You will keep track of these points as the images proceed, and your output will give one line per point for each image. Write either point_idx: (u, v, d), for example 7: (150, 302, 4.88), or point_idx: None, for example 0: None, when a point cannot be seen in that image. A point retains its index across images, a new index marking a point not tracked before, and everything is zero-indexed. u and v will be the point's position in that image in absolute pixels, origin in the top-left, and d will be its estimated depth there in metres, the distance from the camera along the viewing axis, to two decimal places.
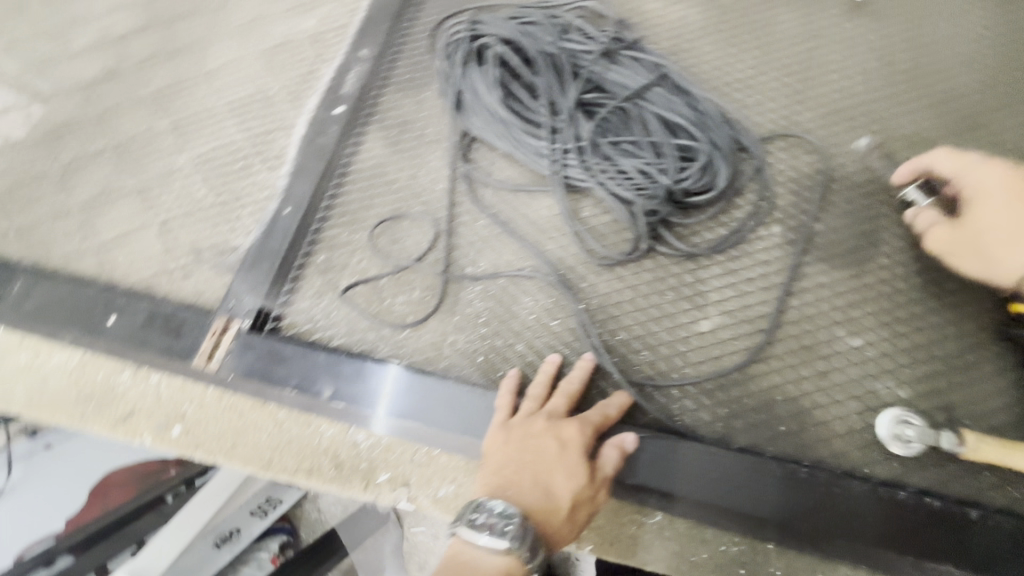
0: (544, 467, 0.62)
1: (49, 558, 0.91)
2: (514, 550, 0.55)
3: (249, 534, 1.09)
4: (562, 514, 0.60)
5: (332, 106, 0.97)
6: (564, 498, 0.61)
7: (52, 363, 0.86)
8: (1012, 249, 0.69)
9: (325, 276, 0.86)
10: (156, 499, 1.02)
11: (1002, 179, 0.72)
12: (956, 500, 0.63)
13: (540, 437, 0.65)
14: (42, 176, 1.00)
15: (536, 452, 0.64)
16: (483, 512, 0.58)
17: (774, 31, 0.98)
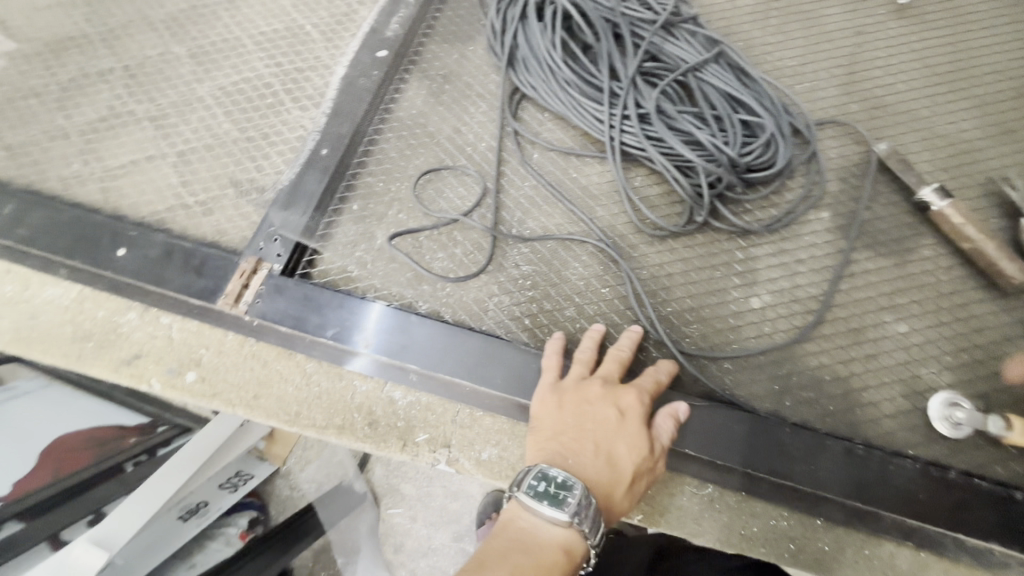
0: (604, 436, 0.59)
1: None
2: (575, 524, 0.52)
3: (217, 507, 1.09)
4: (624, 485, 0.57)
5: (374, 50, 0.92)
6: (626, 469, 0.58)
7: (46, 295, 0.77)
8: None
9: (361, 224, 0.81)
10: (116, 467, 0.95)
11: None
12: (999, 482, 0.65)
13: (597, 404, 0.61)
14: (38, 92, 0.89)
15: (594, 419, 0.60)
16: (545, 479, 0.54)
17: (822, 24, 0.99)
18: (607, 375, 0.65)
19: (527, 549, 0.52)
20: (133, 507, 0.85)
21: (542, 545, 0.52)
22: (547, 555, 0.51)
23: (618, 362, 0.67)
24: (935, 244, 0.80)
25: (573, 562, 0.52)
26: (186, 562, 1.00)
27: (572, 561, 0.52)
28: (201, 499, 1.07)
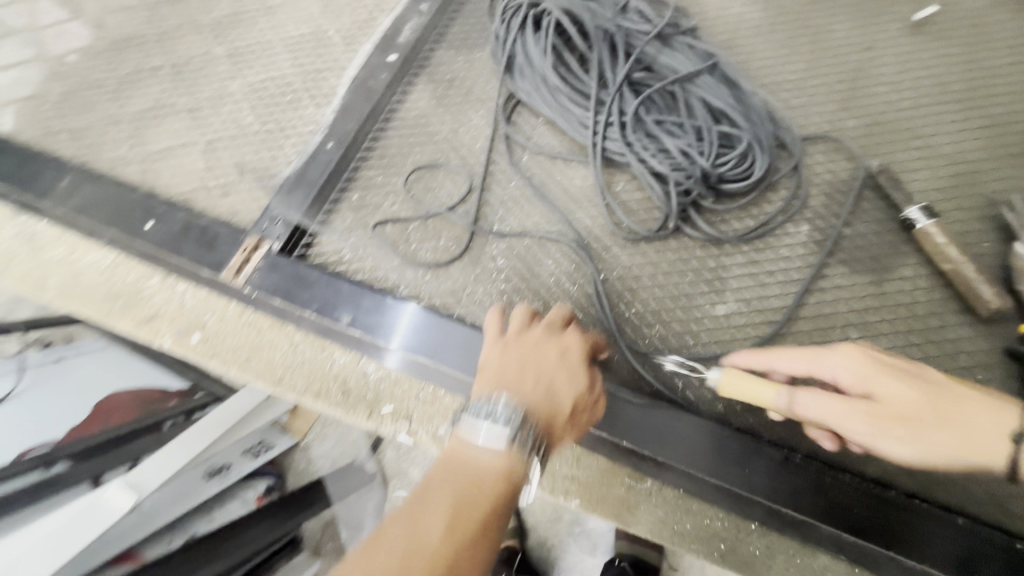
0: (549, 369, 0.58)
1: (49, 462, 0.92)
2: (514, 447, 0.52)
3: (239, 471, 1.17)
4: (566, 416, 0.57)
5: (386, 54, 0.99)
6: (568, 399, 0.58)
7: (88, 259, 0.89)
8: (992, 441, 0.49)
9: (356, 213, 0.88)
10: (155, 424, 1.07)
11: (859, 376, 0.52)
12: (944, 506, 0.64)
13: (542, 340, 0.61)
14: (100, 84, 1.03)
15: (538, 355, 0.59)
16: (485, 411, 0.53)
17: (832, 38, 0.97)
18: (556, 316, 0.64)
19: (466, 476, 0.51)
20: (175, 453, 0.98)
21: (482, 468, 0.51)
22: (487, 477, 0.51)
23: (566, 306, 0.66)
24: (917, 264, 0.78)
25: (517, 482, 0.52)
26: (206, 514, 1.11)
27: (515, 480, 0.52)
28: (223, 462, 1.16)
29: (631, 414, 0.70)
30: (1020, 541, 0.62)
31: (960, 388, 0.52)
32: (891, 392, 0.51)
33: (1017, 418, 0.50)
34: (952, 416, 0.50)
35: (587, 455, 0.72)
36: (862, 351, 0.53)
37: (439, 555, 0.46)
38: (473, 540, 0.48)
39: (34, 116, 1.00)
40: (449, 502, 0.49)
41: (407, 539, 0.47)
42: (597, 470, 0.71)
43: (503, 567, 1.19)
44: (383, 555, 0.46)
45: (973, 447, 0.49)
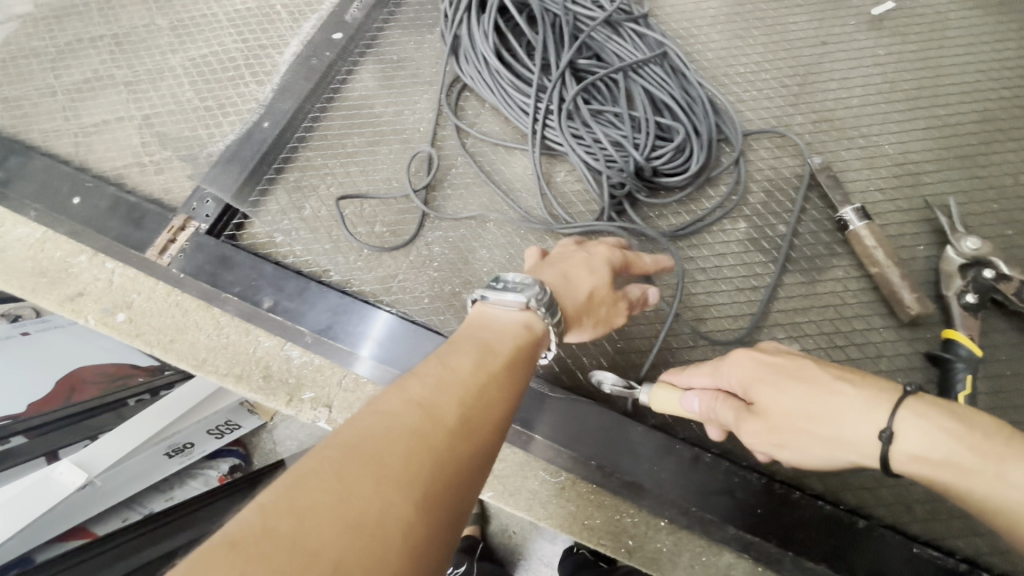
0: (572, 266, 0.63)
1: (5, 435, 0.96)
2: (529, 305, 0.53)
3: (202, 450, 1.18)
4: (576, 300, 0.60)
5: (332, 31, 0.96)
6: (584, 290, 0.61)
7: (15, 234, 0.87)
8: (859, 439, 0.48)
9: (291, 195, 0.86)
10: (119, 401, 1.11)
11: (744, 381, 0.55)
12: (847, 508, 0.65)
13: (570, 250, 0.66)
14: (37, 53, 0.99)
15: (564, 257, 0.65)
16: (505, 278, 0.56)
17: (788, 29, 0.94)
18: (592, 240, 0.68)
19: (488, 330, 0.51)
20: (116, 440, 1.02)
21: (504, 325, 0.52)
22: (510, 330, 0.51)
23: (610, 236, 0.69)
24: (849, 267, 0.78)
25: (537, 338, 0.52)
26: (164, 494, 1.13)
27: (534, 336, 0.53)
28: (189, 440, 1.16)
29: (548, 407, 0.70)
30: (917, 544, 0.63)
31: (839, 382, 0.50)
32: (763, 402, 0.53)
33: (888, 412, 0.47)
34: (819, 416, 0.50)
35: (505, 448, 0.72)
36: (743, 361, 0.56)
37: (473, 380, 0.44)
38: (504, 375, 0.46)
39: None
40: (476, 346, 0.48)
41: (438, 371, 0.43)
42: (513, 463, 0.72)
43: (465, 557, 1.17)
44: (414, 383, 0.42)
45: (841, 446, 0.49)
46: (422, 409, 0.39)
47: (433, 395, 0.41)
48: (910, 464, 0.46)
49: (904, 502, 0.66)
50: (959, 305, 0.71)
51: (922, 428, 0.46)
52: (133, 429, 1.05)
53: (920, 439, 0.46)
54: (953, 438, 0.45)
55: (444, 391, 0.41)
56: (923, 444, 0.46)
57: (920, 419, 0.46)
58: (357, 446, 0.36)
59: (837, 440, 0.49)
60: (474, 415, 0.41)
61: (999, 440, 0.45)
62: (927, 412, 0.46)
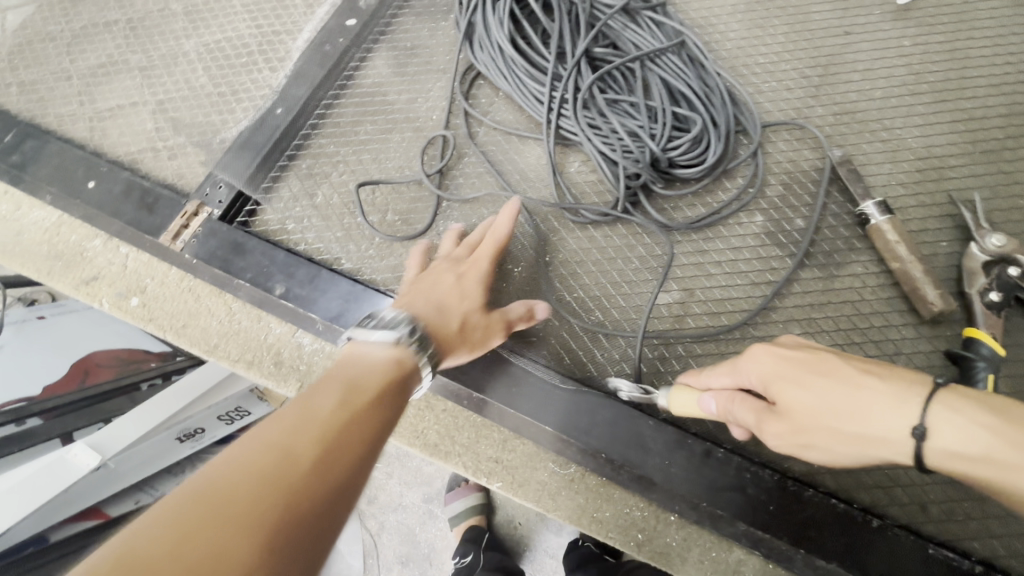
0: (442, 293, 0.66)
1: (20, 417, 0.99)
2: (401, 342, 0.56)
3: (212, 436, 1.16)
4: (451, 329, 0.63)
5: (345, 17, 0.95)
6: (455, 317, 0.64)
7: (31, 218, 0.88)
8: (887, 435, 0.46)
9: (303, 182, 0.86)
10: (130, 385, 1.11)
11: (764, 378, 0.53)
12: (861, 507, 0.64)
13: (442, 274, 0.68)
14: (53, 37, 0.99)
15: (435, 284, 0.67)
16: (377, 318, 0.59)
17: (810, 18, 0.92)
18: (462, 256, 0.71)
19: (358, 366, 0.51)
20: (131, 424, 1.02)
21: (374, 360, 0.53)
22: (380, 366, 0.52)
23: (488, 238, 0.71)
24: (868, 262, 0.76)
25: (409, 371, 0.54)
26: (176, 477, 1.13)
27: (406, 370, 0.54)
28: (199, 425, 1.14)
29: (557, 399, 0.69)
30: (932, 545, 0.62)
31: (866, 376, 0.48)
32: (785, 401, 0.50)
33: (920, 407, 0.45)
34: (845, 413, 0.48)
35: (514, 439, 0.73)
36: (763, 357, 0.53)
37: (338, 416, 0.44)
38: (371, 410, 0.46)
39: None
40: (341, 384, 0.48)
41: (298, 411, 0.43)
42: (522, 454, 0.72)
43: (472, 547, 1.17)
44: (270, 427, 0.41)
45: (872, 444, 0.47)
46: (277, 453, 0.39)
47: (290, 436, 0.40)
48: (946, 461, 0.44)
49: (920, 503, 0.65)
50: (982, 303, 0.70)
51: (956, 423, 0.43)
52: (145, 413, 1.05)
53: (954, 434, 0.43)
54: (990, 433, 0.43)
55: (303, 431, 0.41)
56: (960, 440, 0.43)
57: (954, 414, 0.44)
58: (197, 502, 0.35)
59: (869, 438, 0.47)
60: (337, 449, 0.42)
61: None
62: (961, 406, 0.44)
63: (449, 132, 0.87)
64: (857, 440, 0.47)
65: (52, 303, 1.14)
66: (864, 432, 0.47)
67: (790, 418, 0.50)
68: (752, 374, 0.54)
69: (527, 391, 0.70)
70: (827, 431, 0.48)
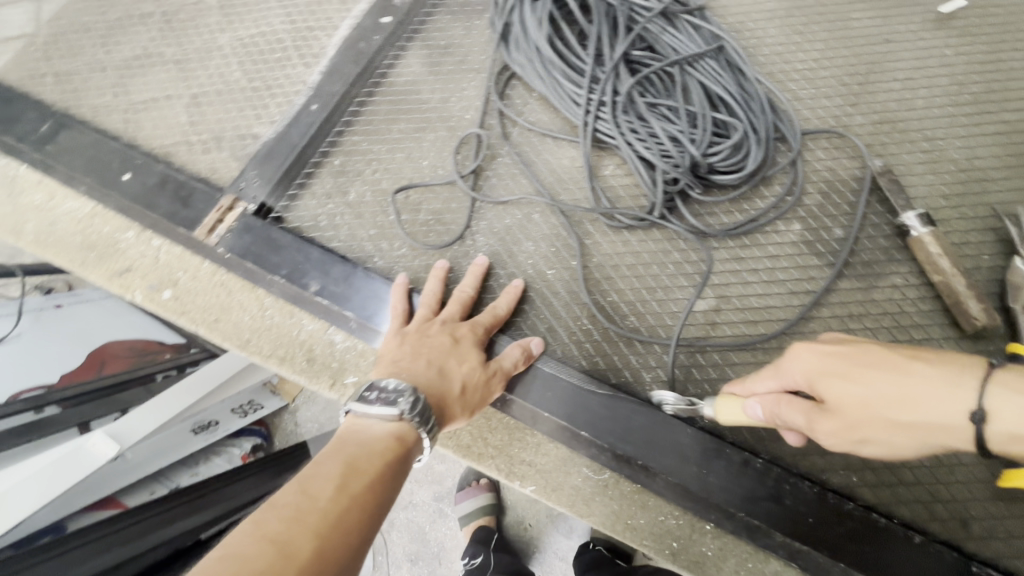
0: (437, 355, 0.66)
1: (39, 405, 0.97)
2: (405, 416, 0.57)
3: (226, 428, 1.22)
4: (453, 392, 0.64)
5: (380, 14, 0.95)
6: (455, 376, 0.65)
7: (65, 208, 0.88)
8: (947, 419, 0.42)
9: (337, 179, 0.86)
10: (148, 375, 1.14)
11: (810, 373, 0.49)
12: (901, 523, 0.64)
13: (435, 335, 0.69)
14: (88, 28, 1.00)
15: (428, 345, 0.67)
16: (378, 388, 0.60)
17: (850, 26, 0.91)
18: (450, 316, 0.72)
19: (357, 445, 0.54)
20: (150, 414, 1.01)
21: (373, 437, 0.55)
22: (379, 443, 0.54)
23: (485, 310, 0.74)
24: (908, 274, 0.75)
25: (409, 444, 0.56)
26: (190, 469, 1.14)
27: (405, 445, 0.56)
28: (213, 418, 1.21)
29: (592, 403, 0.69)
30: (974, 562, 0.62)
31: (915, 364, 0.45)
32: (834, 396, 0.47)
33: (976, 389, 0.42)
34: (900, 402, 0.44)
35: (548, 443, 0.73)
36: (806, 355, 0.50)
37: (336, 503, 0.46)
38: (367, 497, 0.49)
39: (20, 57, 0.97)
40: (341, 465, 0.50)
41: (297, 498, 0.45)
42: (555, 458, 0.72)
43: (480, 547, 1.16)
44: (269, 518, 0.43)
45: (928, 431, 0.44)
46: (274, 547, 0.41)
47: (288, 529, 0.43)
48: (1009, 445, 0.41)
49: (961, 519, 0.64)
50: None
51: (1017, 403, 0.40)
52: (164, 403, 1.05)
53: (1015, 417, 0.40)
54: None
55: (300, 522, 0.43)
56: (1020, 420, 0.40)
57: (1014, 393, 0.40)
58: None
59: (926, 426, 0.43)
60: (333, 540, 0.44)
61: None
62: (1017, 384, 0.41)
63: (482, 132, 0.87)
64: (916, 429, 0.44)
65: (69, 292, 1.18)
66: (921, 421, 0.43)
67: (843, 412, 0.47)
68: (797, 370, 0.50)
69: (561, 394, 0.70)
70: (884, 425, 0.45)
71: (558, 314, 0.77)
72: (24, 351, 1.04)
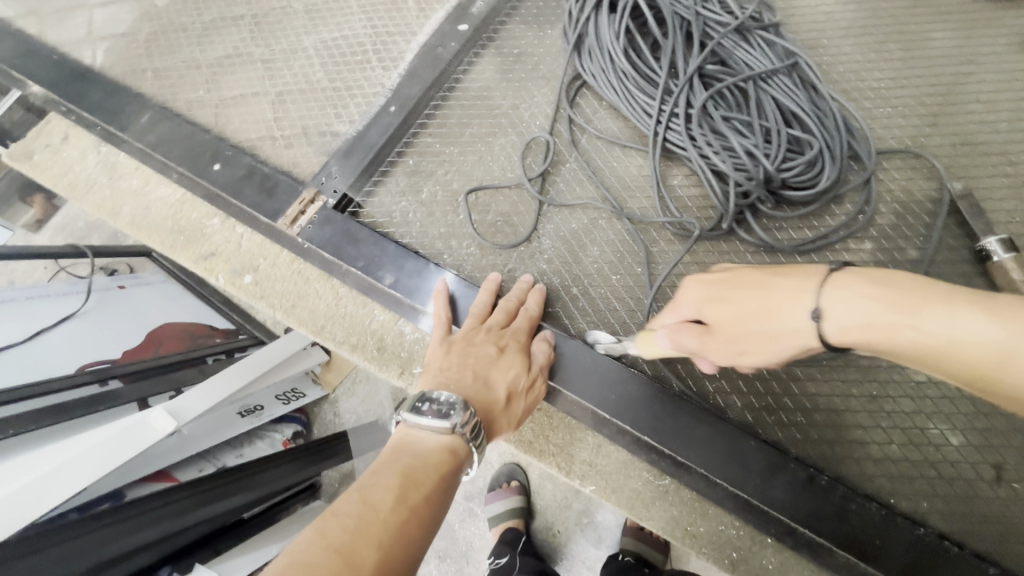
0: (483, 366, 0.66)
1: (104, 378, 1.01)
2: (457, 429, 0.57)
3: (270, 413, 1.28)
4: (500, 403, 0.64)
5: (458, 21, 0.98)
6: (501, 384, 0.66)
7: (158, 194, 0.94)
8: (794, 318, 0.46)
9: (410, 178, 0.90)
10: (199, 357, 1.20)
11: (696, 298, 0.54)
12: (975, 554, 0.63)
13: (480, 344, 0.69)
14: (185, 28, 1.06)
15: (474, 355, 0.67)
16: (430, 399, 0.59)
17: (930, 46, 0.89)
18: (492, 325, 0.72)
19: (412, 456, 0.54)
20: (206, 394, 0.99)
21: (428, 449, 0.55)
22: (435, 455, 0.54)
23: (522, 317, 0.75)
24: None
25: (462, 457, 0.56)
26: (235, 450, 1.17)
27: (457, 457, 0.56)
28: (258, 403, 1.27)
29: (653, 407, 0.70)
30: None
31: (772, 278, 0.49)
32: (716, 318, 0.52)
33: (816, 292, 0.45)
34: (759, 313, 0.49)
35: (608, 445, 0.74)
36: (694, 286, 0.55)
37: (396, 516, 0.46)
38: (425, 510, 0.49)
39: (121, 52, 1.05)
40: (399, 475, 0.51)
41: (359, 509, 0.45)
42: (615, 461, 0.73)
43: (507, 548, 1.16)
44: (332, 528, 0.44)
45: (787, 337, 0.47)
46: (339, 558, 0.41)
47: (351, 541, 0.43)
48: (849, 338, 0.44)
49: None
50: None
51: (847, 299, 0.43)
52: (219, 383, 1.04)
53: (845, 312, 0.43)
54: (877, 302, 0.43)
55: (362, 534, 0.44)
56: (854, 316, 0.43)
57: (843, 292, 0.44)
58: None
59: (781, 331, 0.47)
60: (392, 555, 0.44)
61: (917, 293, 0.42)
62: (848, 283, 0.44)
63: (551, 138, 0.89)
64: (770, 332, 0.48)
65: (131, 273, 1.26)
66: (781, 325, 0.47)
67: (719, 324, 0.52)
68: (689, 298, 0.55)
69: (623, 399, 0.71)
70: (751, 333, 0.49)
71: (622, 320, 0.79)
72: (96, 327, 1.11)
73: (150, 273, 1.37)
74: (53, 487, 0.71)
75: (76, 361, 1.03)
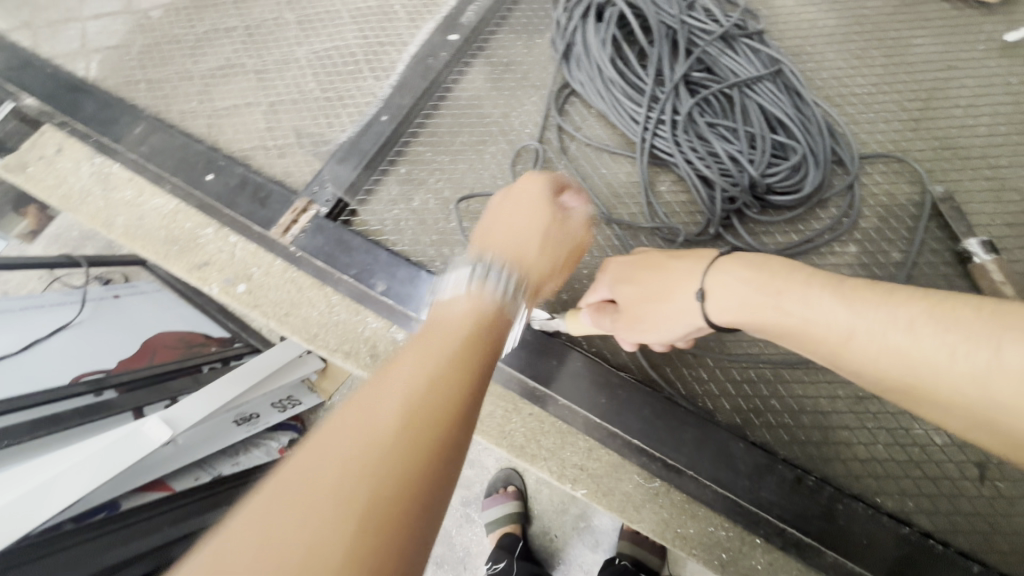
0: (508, 232, 0.56)
1: (99, 389, 1.01)
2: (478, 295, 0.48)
3: (266, 421, 1.25)
4: (533, 270, 0.55)
5: (448, 31, 0.99)
6: (529, 245, 0.55)
7: (150, 204, 0.95)
8: (687, 297, 0.53)
9: (402, 186, 0.91)
10: (194, 366, 1.20)
11: (611, 278, 0.61)
12: (961, 552, 0.64)
13: (504, 210, 0.58)
14: (178, 40, 1.07)
15: (498, 223, 0.57)
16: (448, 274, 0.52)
17: (911, 52, 0.91)
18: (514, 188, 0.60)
19: (436, 327, 0.45)
20: (202, 402, 0.99)
21: (453, 319, 0.46)
22: (458, 322, 0.45)
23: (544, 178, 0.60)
24: None
25: (490, 324, 0.46)
26: (231, 458, 1.17)
27: (487, 322, 0.46)
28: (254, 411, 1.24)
29: (642, 410, 0.71)
30: None
31: (672, 260, 0.56)
32: (623, 298, 0.58)
33: (704, 274, 0.53)
34: (662, 293, 0.55)
35: (599, 448, 0.74)
36: (610, 267, 0.61)
37: (422, 374, 0.38)
38: (457, 367, 0.40)
39: (114, 64, 1.06)
40: (422, 343, 0.42)
41: (377, 381, 0.38)
42: (606, 464, 0.74)
43: (505, 554, 1.17)
44: (352, 401, 0.36)
45: (684, 314, 0.54)
46: (359, 422, 0.34)
47: (373, 403, 0.35)
48: (730, 318, 0.51)
49: None
50: None
51: (727, 282, 0.51)
52: (214, 391, 1.04)
53: (724, 295, 0.51)
54: (750, 287, 0.50)
55: (384, 395, 0.36)
56: (730, 297, 0.51)
57: (724, 275, 0.52)
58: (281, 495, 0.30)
59: (680, 308, 0.54)
60: (424, 409, 0.36)
61: (781, 277, 0.49)
62: (729, 268, 0.52)
63: (540, 145, 0.91)
64: (670, 308, 0.55)
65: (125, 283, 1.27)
66: (678, 301, 0.54)
67: (627, 302, 0.58)
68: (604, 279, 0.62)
69: (612, 403, 0.72)
70: (657, 309, 0.55)
71: None
72: (90, 337, 1.11)
73: (145, 283, 1.38)
74: (47, 500, 0.71)
75: (70, 372, 1.03)
